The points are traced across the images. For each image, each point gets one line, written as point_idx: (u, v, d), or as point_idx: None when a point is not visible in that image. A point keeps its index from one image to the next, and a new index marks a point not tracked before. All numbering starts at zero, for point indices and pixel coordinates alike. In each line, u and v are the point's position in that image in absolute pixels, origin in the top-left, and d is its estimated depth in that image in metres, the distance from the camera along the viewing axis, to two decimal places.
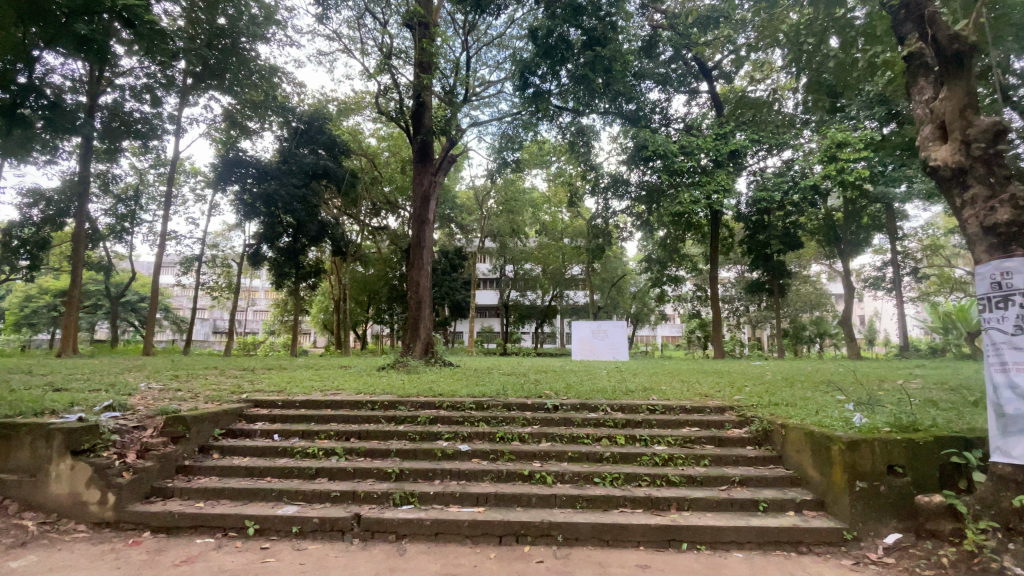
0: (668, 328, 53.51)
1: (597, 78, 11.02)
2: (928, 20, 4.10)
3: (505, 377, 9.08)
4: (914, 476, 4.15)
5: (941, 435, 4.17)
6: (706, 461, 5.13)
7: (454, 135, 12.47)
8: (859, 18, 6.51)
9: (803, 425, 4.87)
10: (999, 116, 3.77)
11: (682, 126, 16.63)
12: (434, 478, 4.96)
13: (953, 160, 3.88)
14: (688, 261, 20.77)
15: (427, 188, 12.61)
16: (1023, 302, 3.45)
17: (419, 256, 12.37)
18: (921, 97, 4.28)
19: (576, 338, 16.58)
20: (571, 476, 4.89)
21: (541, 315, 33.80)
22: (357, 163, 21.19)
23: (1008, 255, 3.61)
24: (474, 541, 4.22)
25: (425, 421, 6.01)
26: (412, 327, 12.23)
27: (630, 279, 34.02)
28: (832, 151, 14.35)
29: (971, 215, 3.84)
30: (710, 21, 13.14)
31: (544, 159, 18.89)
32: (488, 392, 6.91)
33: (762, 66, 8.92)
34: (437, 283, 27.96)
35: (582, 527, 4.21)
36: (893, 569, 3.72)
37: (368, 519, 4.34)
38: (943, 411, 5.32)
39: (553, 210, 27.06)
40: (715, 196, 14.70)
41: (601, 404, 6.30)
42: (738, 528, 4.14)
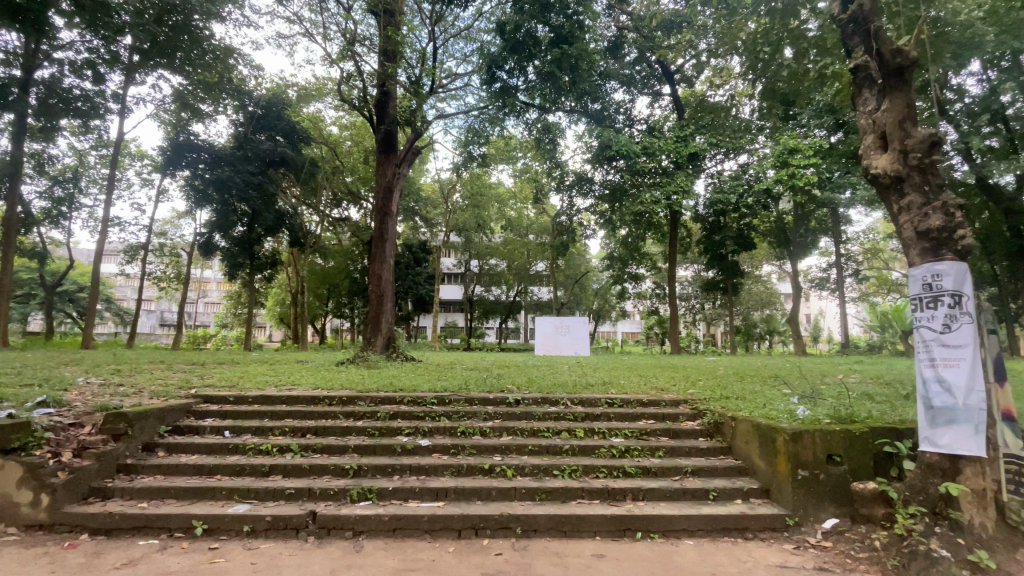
0: (628, 325, 55.12)
1: (564, 76, 11.05)
2: (874, 34, 4.33)
3: (467, 372, 9.07)
4: (851, 464, 4.42)
5: (876, 425, 4.45)
6: (660, 453, 5.29)
7: (420, 126, 12.27)
8: (812, 30, 6.78)
9: (751, 418, 5.09)
10: (934, 128, 4.02)
11: (645, 127, 17.01)
12: (393, 473, 4.91)
13: (892, 169, 4.14)
14: (648, 260, 21.32)
15: (390, 180, 12.33)
16: (950, 302, 3.73)
17: (381, 249, 12.11)
18: (864, 107, 4.51)
19: (539, 333, 16.77)
20: (531, 469, 4.93)
21: (505, 311, 33.92)
22: (318, 152, 20.48)
23: (938, 258, 3.87)
24: (433, 535, 4.21)
25: (385, 417, 5.91)
26: (373, 321, 11.98)
27: (593, 276, 34.56)
28: (784, 156, 14.97)
29: (907, 220, 4.08)
30: (674, 26, 13.41)
31: (510, 154, 18.90)
32: (450, 386, 6.87)
33: (721, 73, 9.23)
34: (400, 277, 27.61)
35: (540, 518, 4.26)
36: (831, 553, 3.97)
37: (324, 515, 4.25)
38: (878, 404, 5.68)
39: (518, 206, 27.16)
40: (675, 197, 15.09)
41: (563, 398, 6.39)
42: (689, 516, 4.31)
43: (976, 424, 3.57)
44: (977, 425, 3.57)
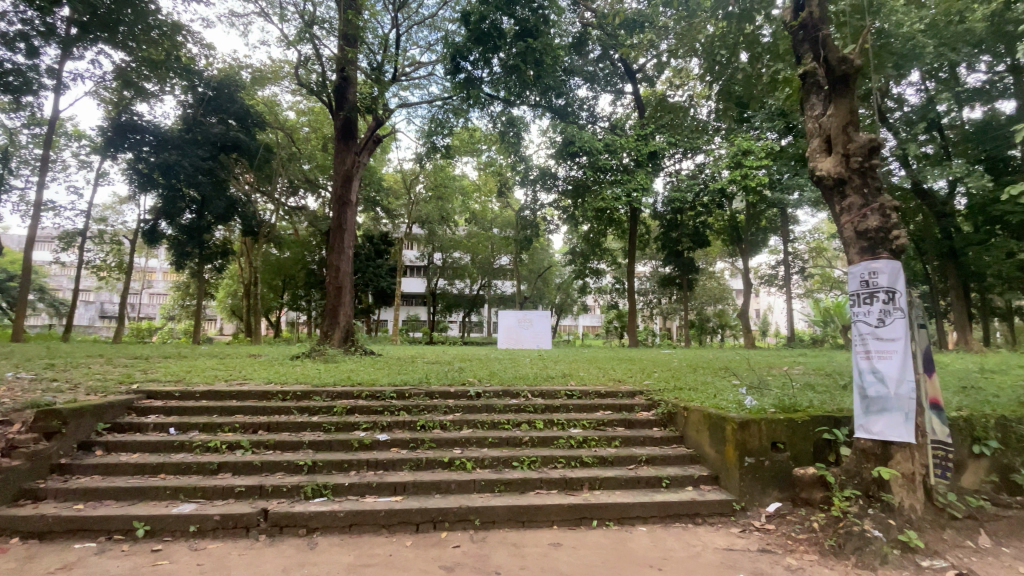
0: (588, 318, 56.31)
1: (528, 70, 11.03)
2: (822, 42, 4.54)
3: (428, 365, 9.00)
4: (793, 451, 4.66)
5: (816, 414, 4.71)
6: (616, 443, 5.43)
7: (381, 114, 11.99)
8: (766, 36, 7.08)
9: (703, 408, 5.29)
10: (874, 134, 4.27)
11: (608, 125, 17.25)
12: (350, 469, 4.80)
13: (835, 172, 4.36)
14: (608, 255, 21.73)
15: (349, 168, 11.98)
16: (885, 298, 3.97)
17: (339, 240, 11.78)
18: (812, 112, 4.72)
19: (502, 327, 16.82)
20: (491, 461, 4.94)
21: (468, 304, 33.81)
22: (273, 137, 19.70)
23: (875, 257, 4.11)
24: (391, 530, 4.15)
25: (342, 412, 5.77)
26: (331, 314, 11.66)
27: (555, 271, 34.94)
28: (738, 157, 15.44)
29: (848, 220, 4.32)
30: (636, 25, 13.63)
31: (474, 147, 18.81)
32: (410, 380, 6.80)
33: (681, 75, 9.49)
34: (360, 269, 27.05)
35: (499, 509, 4.29)
36: (774, 535, 4.20)
37: (276, 513, 4.12)
38: (818, 394, 6.02)
39: (482, 199, 27.04)
40: (635, 194, 15.36)
41: (524, 391, 6.43)
42: (643, 503, 4.45)
43: (907, 412, 3.82)
44: (907, 412, 3.83)
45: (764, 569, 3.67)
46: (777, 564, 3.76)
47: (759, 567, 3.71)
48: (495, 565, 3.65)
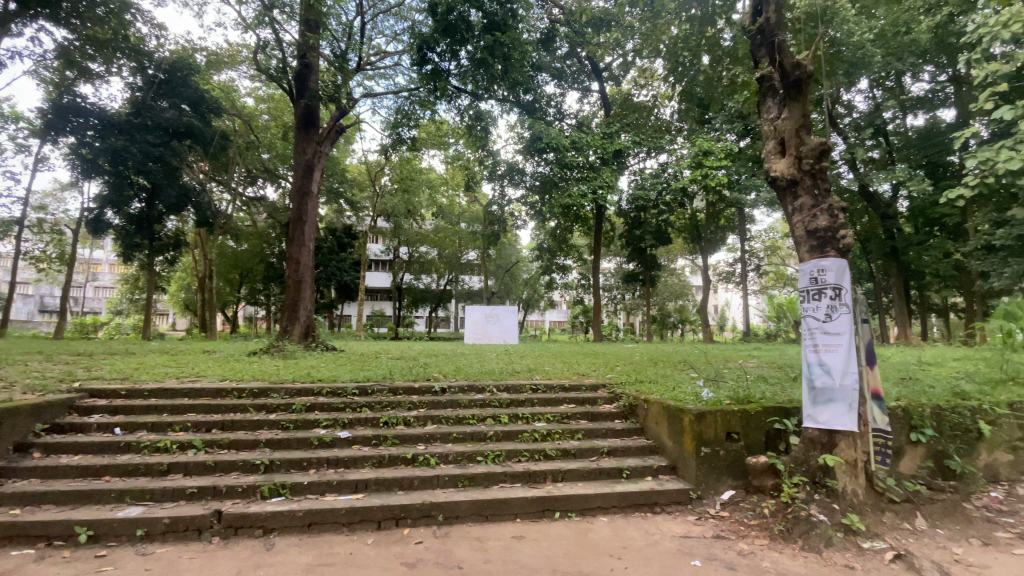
0: (554, 313, 57.00)
1: (496, 64, 10.97)
2: (778, 47, 4.70)
3: (391, 361, 8.85)
4: (746, 441, 4.85)
5: (768, 405, 4.92)
6: (579, 435, 5.52)
7: (344, 104, 11.70)
8: (726, 39, 7.31)
9: (662, 401, 5.43)
10: (824, 137, 4.47)
11: (575, 122, 17.40)
12: (309, 467, 4.69)
13: (788, 172, 4.55)
14: (574, 252, 21.99)
15: (310, 158, 11.62)
16: (832, 295, 4.17)
17: (300, 232, 11.44)
18: (768, 115, 4.89)
19: (469, 322, 16.79)
20: (454, 456, 4.93)
21: (434, 299, 33.54)
22: (231, 124, 18.89)
23: (823, 255, 4.31)
24: (352, 528, 4.09)
25: (302, 409, 5.63)
26: (290, 309, 11.31)
27: (523, 266, 35.08)
28: (699, 158, 15.79)
29: (799, 220, 4.51)
30: (602, 24, 13.79)
31: (441, 140, 18.63)
32: (373, 376, 6.68)
33: (646, 75, 9.67)
34: (323, 262, 26.37)
35: (462, 504, 4.28)
36: (727, 521, 4.38)
37: (231, 514, 3.99)
38: (770, 385, 6.29)
39: (450, 193, 26.79)
40: (600, 191, 15.53)
41: (489, 385, 6.42)
42: (605, 494, 4.55)
43: (850, 402, 4.04)
44: (850, 403, 4.04)
45: (718, 554, 3.83)
46: (730, 549, 3.92)
47: (714, 552, 3.86)
48: (458, 560, 3.65)
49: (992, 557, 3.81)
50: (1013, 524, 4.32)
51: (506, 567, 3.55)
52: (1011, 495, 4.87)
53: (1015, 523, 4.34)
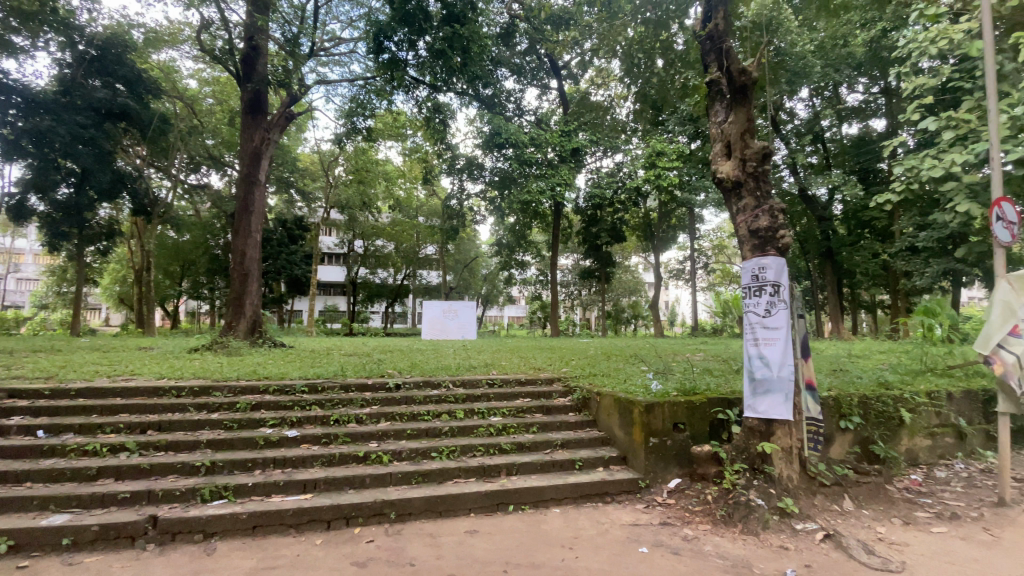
0: (513, 309, 57.35)
1: (455, 57, 10.87)
2: (725, 53, 4.89)
3: (344, 358, 8.64)
4: (692, 431, 5.05)
5: (713, 396, 5.14)
6: (534, 429, 5.57)
7: (295, 90, 11.27)
8: (679, 43, 7.54)
9: (613, 393, 5.58)
10: (767, 142, 4.69)
11: (534, 118, 17.46)
12: (254, 468, 4.51)
13: (733, 175, 4.75)
14: (532, 248, 22.14)
15: (257, 145, 11.09)
16: (771, 291, 4.40)
17: (246, 222, 10.94)
18: (715, 119, 5.08)
19: (426, 317, 16.62)
20: (408, 453, 4.87)
21: (391, 294, 32.96)
22: (171, 107, 17.76)
23: (764, 254, 4.53)
24: (299, 529, 3.97)
25: (246, 408, 5.39)
26: (236, 303, 10.82)
27: (481, 262, 35.00)
28: (653, 158, 16.19)
29: (742, 220, 4.72)
30: (561, 22, 13.91)
31: (399, 131, 18.27)
32: (324, 373, 6.49)
33: (603, 75, 9.85)
34: (272, 255, 25.34)
35: (415, 501, 4.24)
36: (673, 509, 4.57)
37: (167, 519, 3.78)
38: (715, 377, 6.58)
39: (407, 186, 26.29)
40: (559, 189, 15.65)
41: (444, 381, 6.36)
42: (557, 486, 4.63)
43: (786, 392, 4.29)
44: (786, 393, 4.29)
45: (664, 541, 3.97)
46: (676, 535, 4.08)
47: (660, 539, 4.02)
48: (410, 557, 3.60)
49: (910, 534, 4.15)
50: (929, 504, 4.71)
51: (459, 562, 3.55)
52: (928, 477, 5.31)
53: (932, 502, 4.73)
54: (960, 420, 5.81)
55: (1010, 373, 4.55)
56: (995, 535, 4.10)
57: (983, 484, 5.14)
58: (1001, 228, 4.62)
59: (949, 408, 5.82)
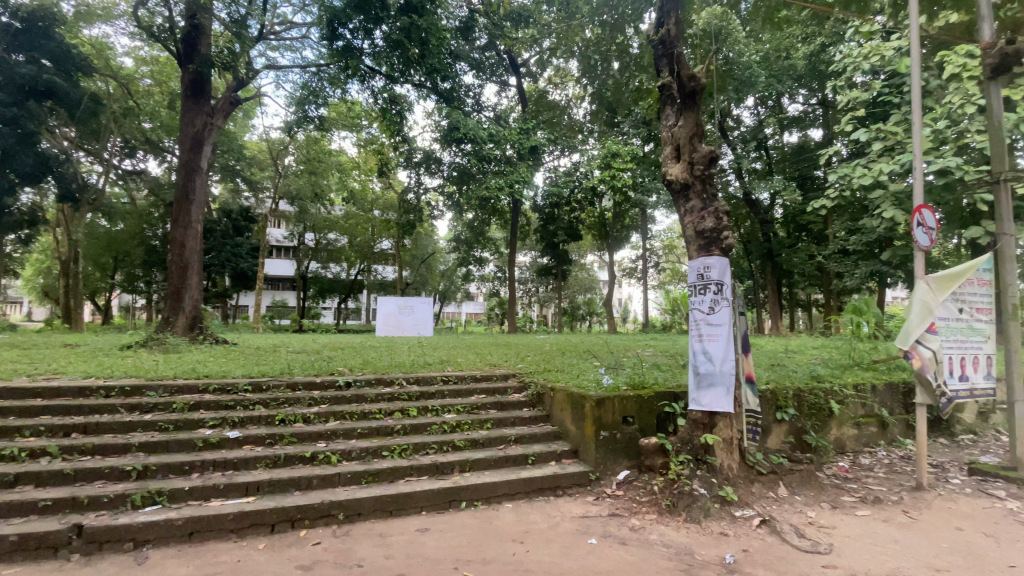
0: (471, 305, 57.26)
1: (413, 48, 10.72)
2: (676, 58, 5.04)
3: (292, 355, 8.34)
4: (640, 424, 5.22)
5: (660, 390, 5.32)
6: (488, 425, 5.58)
7: (242, 74, 10.76)
8: (634, 47, 7.71)
9: (567, 388, 5.67)
10: (714, 147, 4.88)
11: (493, 114, 17.43)
12: (192, 471, 4.29)
13: (682, 177, 4.92)
14: (490, 244, 22.10)
15: (199, 130, 10.48)
16: (715, 290, 4.59)
17: (186, 212, 10.35)
18: (666, 122, 5.23)
19: (381, 313, 16.25)
20: (358, 452, 4.76)
21: (344, 289, 32.10)
22: (103, 86, 16.49)
23: (709, 254, 4.72)
24: (241, 534, 3.81)
25: (183, 409, 5.11)
26: (174, 298, 10.21)
27: (439, 258, 34.65)
28: (608, 158, 16.46)
29: (690, 221, 4.90)
30: (521, 19, 13.95)
31: (354, 121, 17.77)
32: (270, 371, 6.25)
33: (562, 75, 9.97)
34: (216, 247, 24.09)
35: (365, 501, 4.16)
36: (622, 500, 4.70)
37: (95, 527, 3.54)
38: (663, 372, 6.80)
39: (362, 178, 25.63)
40: (517, 186, 15.65)
41: (398, 378, 6.26)
42: (510, 481, 4.67)
43: (728, 385, 4.50)
44: (728, 386, 4.50)
45: (612, 532, 4.09)
46: (623, 525, 4.21)
47: (609, 530, 4.13)
48: (359, 558, 3.54)
49: (837, 518, 4.46)
50: (855, 489, 5.08)
51: (409, 561, 3.51)
52: (854, 464, 5.72)
53: (856, 487, 5.11)
54: (883, 410, 6.29)
55: (927, 367, 4.96)
56: (912, 517, 4.46)
57: (902, 470, 5.59)
58: (921, 232, 4.94)
59: (873, 399, 6.28)
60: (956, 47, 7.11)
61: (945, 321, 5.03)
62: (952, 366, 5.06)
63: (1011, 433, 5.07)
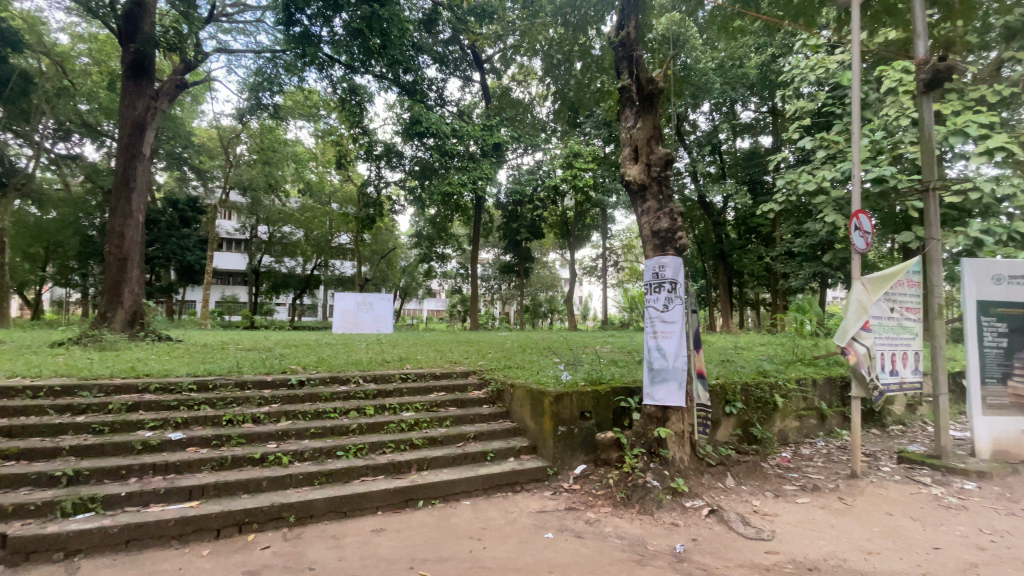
0: (433, 302, 56.59)
1: (374, 38, 10.49)
2: (635, 61, 5.15)
3: (243, 352, 8.01)
4: (597, 419, 5.32)
5: (617, 385, 5.44)
6: (447, 422, 5.55)
7: (190, 57, 10.20)
8: (597, 48, 7.79)
9: (526, 384, 5.71)
10: (670, 149, 5.00)
11: (456, 109, 17.28)
12: (130, 476, 4.06)
13: (640, 178, 5.03)
14: (453, 241, 21.94)
15: (141, 114, 9.85)
16: (669, 288, 4.73)
17: (126, 201, 9.74)
18: (626, 123, 5.33)
19: (338, 310, 15.85)
20: (311, 453, 4.63)
21: (299, 285, 31.09)
22: (33, 63, 15.25)
23: (664, 254, 4.85)
24: (183, 540, 3.64)
25: (120, 410, 4.82)
26: (111, 292, 9.59)
27: (400, 254, 34.08)
28: (571, 158, 16.61)
29: (647, 221, 5.01)
30: (485, 15, 13.85)
31: (312, 111, 17.21)
32: (217, 369, 5.98)
33: (526, 73, 10.00)
34: (160, 238, 22.78)
35: (317, 503, 4.05)
36: (579, 493, 4.79)
37: (20, 538, 3.31)
38: (619, 368, 6.95)
39: (320, 169, 24.87)
40: (480, 182, 15.49)
41: (354, 376, 6.12)
42: (467, 479, 4.66)
43: (680, 380, 4.65)
44: (680, 381, 4.65)
45: (568, 525, 4.15)
46: (579, 519, 4.29)
47: (565, 523, 4.20)
48: (310, 561, 3.44)
49: (780, 506, 4.70)
50: (796, 478, 5.37)
51: (363, 562, 3.45)
52: (796, 454, 6.05)
53: (798, 476, 5.40)
54: (822, 403, 6.67)
55: (861, 362, 5.29)
56: (847, 503, 4.76)
57: (838, 459, 5.95)
58: (859, 236, 5.26)
59: (813, 392, 6.66)
60: (894, 63, 7.59)
61: (878, 319, 5.40)
62: (884, 362, 5.43)
63: (936, 423, 5.49)
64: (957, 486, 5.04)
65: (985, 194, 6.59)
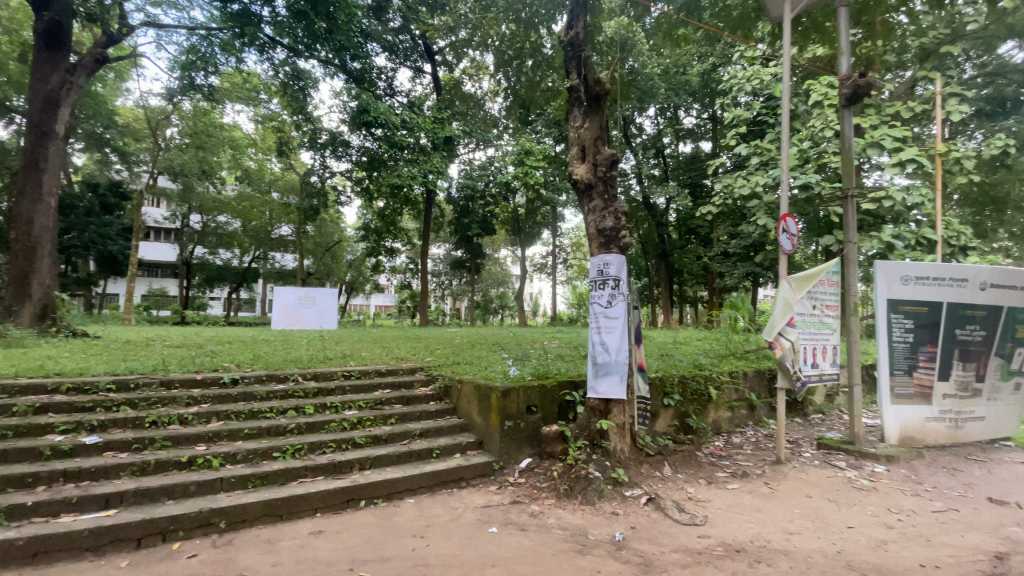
0: (381, 298, 55.27)
1: (319, 21, 10.10)
2: (583, 61, 5.25)
3: (172, 349, 7.53)
4: (543, 413, 5.42)
5: (562, 379, 5.56)
6: (392, 421, 5.45)
7: (114, 30, 9.40)
8: (547, 46, 7.90)
9: (474, 380, 5.71)
10: (616, 150, 5.13)
11: (406, 100, 16.94)
12: (37, 485, 3.73)
13: (587, 177, 5.14)
14: (402, 234, 21.53)
15: (54, 89, 9.01)
16: (613, 284, 4.87)
17: (36, 183, 8.89)
18: (574, 123, 5.42)
19: (278, 305, 15.21)
20: (245, 455, 4.42)
21: (236, 278, 29.46)
22: None
23: (609, 252, 4.99)
24: (99, 552, 3.38)
25: (26, 412, 4.40)
26: (18, 283, 8.71)
27: (346, 247, 33.06)
28: (522, 155, 16.72)
29: (593, 219, 5.13)
30: (437, 6, 13.60)
31: (251, 94, 16.32)
32: (142, 366, 5.58)
33: (477, 67, 9.97)
34: (78, 225, 20.92)
35: (251, 507, 3.88)
36: (524, 487, 4.86)
37: None
38: (565, 363, 7.09)
39: (260, 156, 23.65)
40: (430, 176, 15.32)
41: (294, 373, 5.88)
42: (412, 476, 4.61)
43: (622, 373, 4.81)
44: (622, 374, 4.81)
45: (513, 519, 4.20)
46: (523, 512, 4.35)
47: (509, 516, 4.26)
48: (241, 568, 3.29)
49: (712, 492, 4.97)
50: (727, 465, 5.70)
51: (300, 566, 3.34)
52: (728, 442, 6.41)
53: (729, 463, 5.74)
54: (752, 394, 7.11)
55: (786, 356, 5.67)
56: (772, 487, 5.11)
57: (765, 446, 6.36)
58: (786, 238, 5.63)
59: (744, 384, 7.07)
60: (821, 78, 8.15)
61: (802, 316, 5.81)
62: (806, 355, 5.85)
63: (851, 411, 5.98)
64: (868, 469, 5.53)
65: (897, 202, 7.22)
